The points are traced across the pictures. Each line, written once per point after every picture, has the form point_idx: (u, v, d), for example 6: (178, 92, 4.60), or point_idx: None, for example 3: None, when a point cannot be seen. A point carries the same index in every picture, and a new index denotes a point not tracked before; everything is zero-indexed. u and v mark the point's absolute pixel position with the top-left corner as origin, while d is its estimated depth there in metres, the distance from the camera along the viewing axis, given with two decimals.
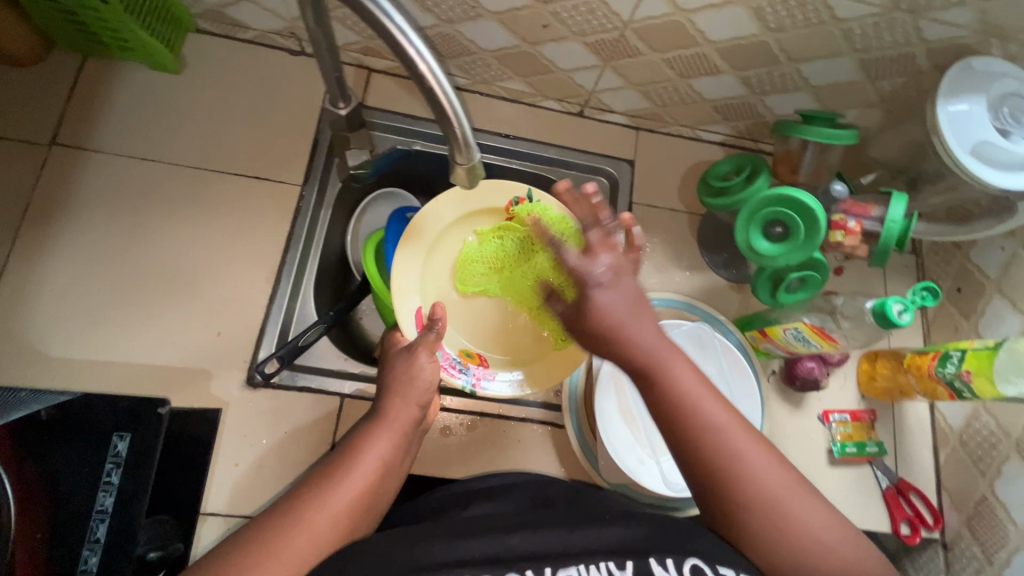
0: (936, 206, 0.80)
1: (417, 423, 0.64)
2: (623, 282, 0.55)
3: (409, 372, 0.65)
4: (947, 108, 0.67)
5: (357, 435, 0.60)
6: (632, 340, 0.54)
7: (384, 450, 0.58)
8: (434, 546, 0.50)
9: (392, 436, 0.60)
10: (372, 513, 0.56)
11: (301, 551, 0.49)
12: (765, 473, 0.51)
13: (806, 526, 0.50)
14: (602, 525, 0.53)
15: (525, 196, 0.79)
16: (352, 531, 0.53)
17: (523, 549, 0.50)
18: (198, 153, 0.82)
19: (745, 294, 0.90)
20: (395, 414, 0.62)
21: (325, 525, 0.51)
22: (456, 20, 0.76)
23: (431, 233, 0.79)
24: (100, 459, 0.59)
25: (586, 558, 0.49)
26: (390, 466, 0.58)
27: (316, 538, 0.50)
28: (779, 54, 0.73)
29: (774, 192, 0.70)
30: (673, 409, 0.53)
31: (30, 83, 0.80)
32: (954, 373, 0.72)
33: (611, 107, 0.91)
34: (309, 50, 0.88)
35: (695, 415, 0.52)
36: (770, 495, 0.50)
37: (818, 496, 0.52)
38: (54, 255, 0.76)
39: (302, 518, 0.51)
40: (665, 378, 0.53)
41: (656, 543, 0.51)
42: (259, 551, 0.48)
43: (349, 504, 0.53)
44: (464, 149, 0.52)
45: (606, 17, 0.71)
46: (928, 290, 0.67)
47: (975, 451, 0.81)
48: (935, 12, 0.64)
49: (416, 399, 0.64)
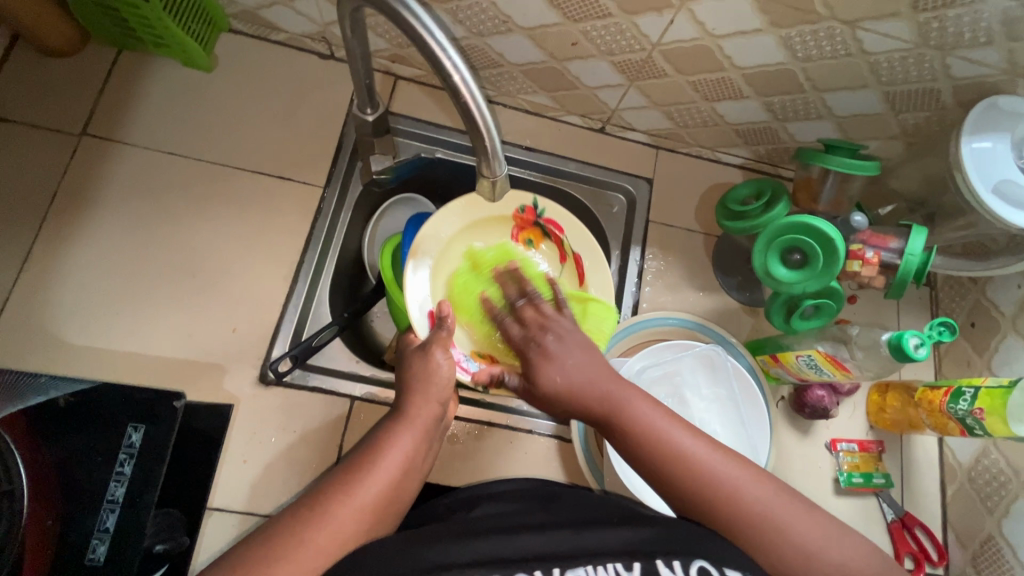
0: (953, 240, 0.81)
1: (439, 419, 0.63)
2: (567, 339, 0.60)
3: (428, 371, 0.64)
4: (970, 145, 0.68)
5: (378, 429, 0.59)
6: (585, 389, 0.56)
7: (408, 447, 0.57)
8: (444, 546, 0.52)
9: (413, 432, 0.59)
10: (398, 506, 0.55)
11: (326, 545, 0.49)
12: (748, 488, 0.52)
13: (805, 540, 0.50)
14: (614, 529, 0.54)
15: (532, 205, 0.80)
16: (376, 527, 0.52)
17: (533, 549, 0.52)
18: (225, 150, 0.84)
19: (757, 317, 0.90)
20: (417, 411, 0.61)
21: (350, 520, 0.51)
22: (486, 33, 0.77)
23: (440, 241, 0.79)
24: (113, 449, 0.60)
25: (596, 559, 0.51)
26: (414, 463, 0.57)
27: (341, 533, 0.50)
28: (804, 83, 0.73)
29: (793, 219, 0.70)
30: (645, 444, 0.54)
31: (65, 73, 0.82)
32: (966, 410, 0.72)
33: (633, 125, 0.92)
34: (338, 54, 0.89)
35: (668, 447, 0.53)
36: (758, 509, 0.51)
37: (826, 527, 0.52)
38: (79, 243, 0.77)
39: (326, 511, 0.50)
40: (630, 415, 0.55)
41: (664, 545, 0.51)
42: (284, 543, 0.48)
43: (374, 500, 0.52)
44: (491, 162, 0.52)
45: (635, 38, 0.72)
46: (945, 325, 0.68)
47: (983, 488, 0.81)
48: (964, 51, 0.64)
49: (437, 396, 0.63)
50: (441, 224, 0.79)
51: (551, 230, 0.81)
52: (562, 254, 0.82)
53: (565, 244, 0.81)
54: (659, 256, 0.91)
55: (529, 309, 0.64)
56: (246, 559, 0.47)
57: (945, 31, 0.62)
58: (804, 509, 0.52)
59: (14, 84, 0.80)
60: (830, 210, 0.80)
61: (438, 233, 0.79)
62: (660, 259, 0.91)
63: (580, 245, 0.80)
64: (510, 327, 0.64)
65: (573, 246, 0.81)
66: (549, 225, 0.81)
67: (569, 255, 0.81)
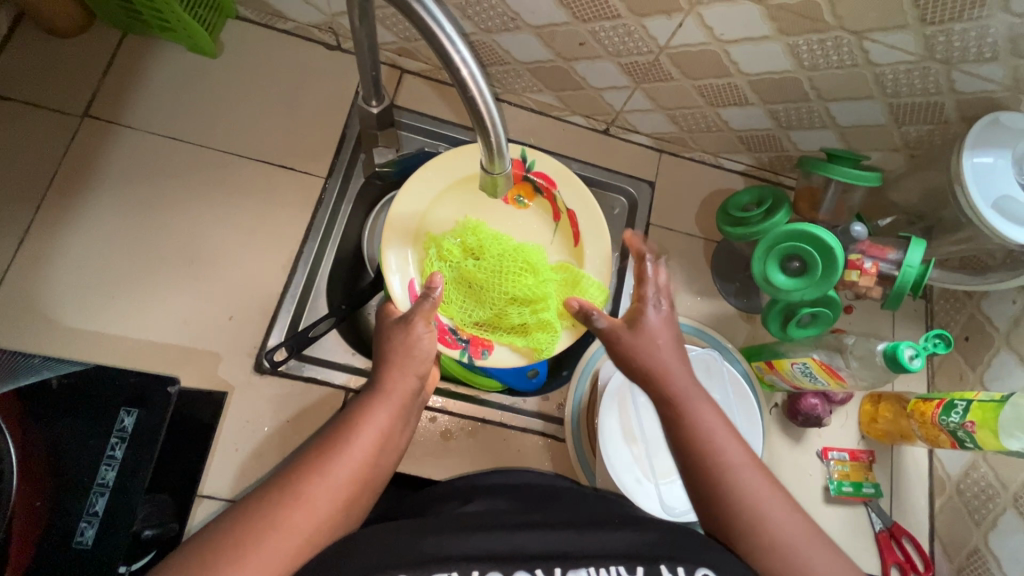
0: (950, 254, 0.81)
1: (416, 394, 0.62)
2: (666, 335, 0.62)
3: (407, 344, 0.63)
4: (971, 159, 0.68)
5: (353, 405, 0.58)
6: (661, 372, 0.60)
7: (383, 423, 0.56)
8: (442, 538, 0.50)
9: (389, 407, 0.58)
10: (376, 482, 0.55)
11: (303, 525, 0.48)
12: (778, 517, 0.52)
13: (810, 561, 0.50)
14: (614, 532, 0.52)
15: (519, 157, 0.79)
16: (352, 504, 0.52)
17: (532, 549, 0.50)
18: (227, 137, 0.83)
19: (753, 324, 0.90)
20: (394, 385, 0.60)
21: (327, 498, 0.50)
22: (494, 29, 0.77)
23: (418, 209, 0.80)
24: (105, 433, 0.60)
25: (596, 561, 0.50)
26: (388, 438, 0.56)
27: (317, 512, 0.49)
28: (809, 92, 0.74)
29: (793, 227, 0.71)
30: (699, 444, 0.55)
31: (68, 53, 0.81)
32: (957, 423, 0.72)
33: (637, 127, 0.92)
34: (345, 45, 0.89)
35: (715, 453, 0.54)
36: (781, 537, 0.51)
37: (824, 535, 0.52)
38: (77, 225, 0.76)
39: (303, 491, 0.49)
40: (693, 413, 0.57)
41: (663, 550, 0.50)
42: (261, 526, 0.47)
43: (350, 476, 0.52)
44: (497, 158, 0.52)
45: (643, 40, 0.72)
46: (941, 338, 0.68)
47: (971, 501, 0.82)
48: (968, 65, 0.64)
49: (415, 369, 0.62)
50: (413, 198, 0.79)
51: (542, 185, 0.82)
52: (557, 210, 0.83)
53: (557, 199, 0.82)
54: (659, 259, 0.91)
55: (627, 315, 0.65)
56: (224, 539, 0.46)
57: (951, 46, 0.62)
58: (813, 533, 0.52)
59: (16, 62, 0.79)
60: (830, 219, 0.81)
61: (412, 205, 0.79)
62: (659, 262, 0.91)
63: (572, 201, 0.80)
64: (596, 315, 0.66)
65: (567, 202, 0.81)
66: (538, 179, 0.81)
67: (563, 212, 0.82)
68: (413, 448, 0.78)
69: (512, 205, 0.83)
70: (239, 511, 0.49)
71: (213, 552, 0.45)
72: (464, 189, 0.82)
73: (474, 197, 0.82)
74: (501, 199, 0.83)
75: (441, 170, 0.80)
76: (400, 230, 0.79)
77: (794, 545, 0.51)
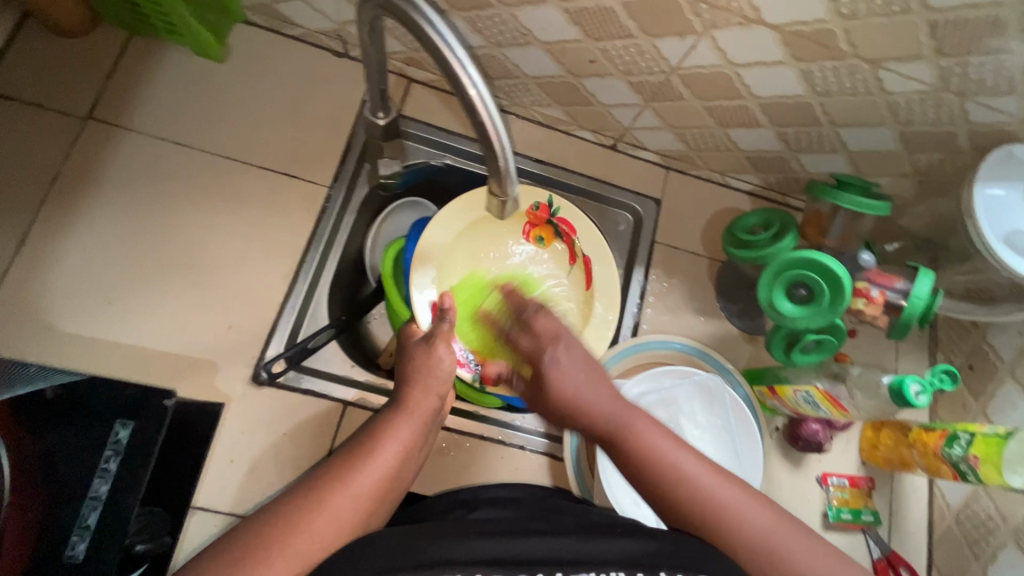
0: (957, 284, 0.80)
1: (437, 412, 0.63)
2: (576, 358, 0.59)
3: (429, 364, 0.65)
4: (983, 190, 0.68)
5: (376, 419, 0.59)
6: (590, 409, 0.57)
7: (405, 436, 0.57)
8: (444, 544, 0.48)
9: (411, 423, 0.59)
10: (394, 494, 0.55)
11: (319, 529, 0.48)
12: (751, 514, 0.52)
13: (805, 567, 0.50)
14: (617, 540, 0.51)
15: (546, 203, 0.82)
16: (372, 514, 0.52)
17: (535, 554, 0.48)
18: (231, 143, 0.82)
19: (756, 346, 0.89)
20: (416, 401, 0.61)
21: (349, 505, 0.50)
22: (504, 44, 0.77)
23: (444, 242, 0.81)
24: (100, 445, 0.59)
25: (600, 567, 0.48)
26: (410, 452, 0.57)
27: (339, 518, 0.49)
28: (821, 117, 0.73)
29: (800, 255, 0.70)
30: (650, 475, 0.54)
31: (73, 54, 0.80)
32: (960, 456, 0.71)
33: (645, 144, 0.91)
34: (353, 53, 0.88)
35: (670, 475, 0.53)
36: (759, 536, 0.51)
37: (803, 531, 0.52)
38: (77, 229, 0.76)
39: (322, 498, 0.50)
40: (635, 439, 0.55)
41: (667, 558, 0.48)
42: (278, 530, 0.47)
43: (372, 487, 0.52)
44: (504, 182, 0.51)
45: (655, 60, 0.71)
46: (948, 373, 0.68)
47: (971, 533, 0.81)
48: (983, 97, 0.63)
49: (437, 388, 0.63)
50: (438, 232, 0.80)
51: (563, 230, 0.83)
52: (573, 253, 0.83)
53: (576, 244, 0.83)
54: (663, 277, 0.90)
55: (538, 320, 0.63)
56: (242, 541, 0.46)
57: (967, 77, 0.61)
58: (798, 531, 0.52)
59: (21, 61, 0.78)
60: (838, 245, 0.80)
61: (440, 238, 0.80)
62: (663, 280, 0.90)
63: (591, 249, 0.82)
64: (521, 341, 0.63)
65: (585, 248, 0.82)
66: (561, 225, 0.83)
67: (579, 257, 0.83)
68: None
69: (533, 243, 0.86)
70: (258, 518, 0.49)
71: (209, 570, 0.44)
72: (482, 227, 0.84)
73: (493, 235, 0.85)
74: (523, 236, 0.86)
75: (463, 210, 0.81)
76: (426, 265, 0.79)
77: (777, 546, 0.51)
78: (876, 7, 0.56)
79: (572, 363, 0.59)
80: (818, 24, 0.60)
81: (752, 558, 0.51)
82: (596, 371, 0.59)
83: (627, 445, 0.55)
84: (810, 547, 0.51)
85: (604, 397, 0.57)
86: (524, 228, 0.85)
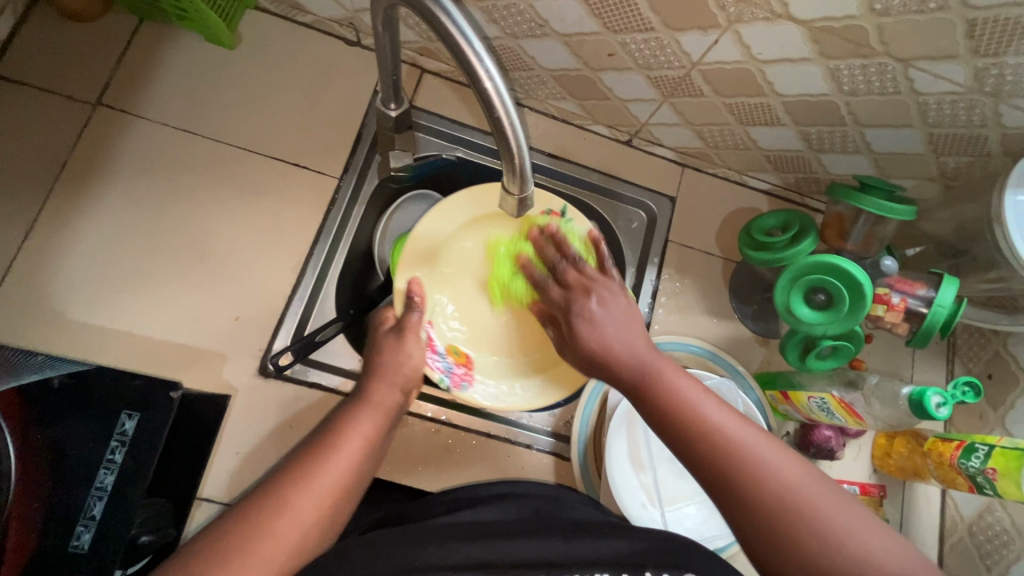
0: (980, 292, 0.78)
1: (401, 406, 0.62)
2: (610, 305, 0.59)
3: (394, 357, 0.63)
4: (1014, 198, 0.66)
5: (338, 415, 0.57)
6: (620, 361, 0.55)
7: (367, 429, 0.56)
8: (431, 549, 0.50)
9: (374, 419, 0.57)
10: (358, 491, 0.53)
11: (283, 532, 0.47)
12: (783, 468, 0.48)
13: (833, 527, 0.45)
14: (600, 541, 0.51)
15: (559, 211, 0.74)
16: (336, 513, 0.50)
17: (516, 557, 0.49)
18: (241, 132, 0.81)
19: (770, 349, 0.88)
20: (380, 396, 0.59)
21: (309, 505, 0.49)
22: (521, 35, 0.75)
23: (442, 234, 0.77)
24: (105, 435, 0.59)
25: (582, 569, 0.49)
26: (373, 447, 0.56)
27: (302, 519, 0.48)
28: (846, 116, 0.71)
29: (819, 259, 0.68)
30: (677, 418, 0.51)
31: (82, 38, 0.79)
32: (977, 469, 0.69)
33: (661, 140, 0.89)
34: (366, 42, 0.87)
35: (695, 418, 0.50)
36: (790, 492, 0.47)
37: (843, 496, 0.48)
38: (85, 217, 0.75)
39: (286, 498, 0.48)
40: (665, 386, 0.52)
41: (651, 558, 0.49)
42: (244, 534, 0.46)
43: (334, 486, 0.50)
44: (518, 179, 0.49)
45: (675, 54, 0.69)
46: (971, 386, 0.66)
47: (983, 545, 0.80)
48: (1018, 100, 0.61)
49: (401, 382, 0.62)
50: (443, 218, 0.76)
51: None
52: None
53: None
54: (676, 277, 0.89)
55: (571, 272, 0.63)
56: (207, 546, 0.45)
57: (1002, 79, 0.59)
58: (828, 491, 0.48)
59: (29, 45, 0.77)
60: (858, 250, 0.78)
61: (436, 230, 0.76)
62: (676, 280, 0.89)
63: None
64: (551, 291, 0.64)
65: None
66: None
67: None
68: (415, 459, 0.77)
69: None
70: (235, 518, 0.47)
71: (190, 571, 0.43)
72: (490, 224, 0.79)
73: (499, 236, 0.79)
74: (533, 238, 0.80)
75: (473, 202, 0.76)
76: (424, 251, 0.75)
77: (804, 498, 0.46)
78: (911, 4, 0.54)
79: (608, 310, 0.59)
80: (850, 21, 0.57)
81: (780, 514, 0.46)
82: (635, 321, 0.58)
83: (654, 388, 0.53)
84: (839, 507, 0.47)
85: (634, 345, 0.56)
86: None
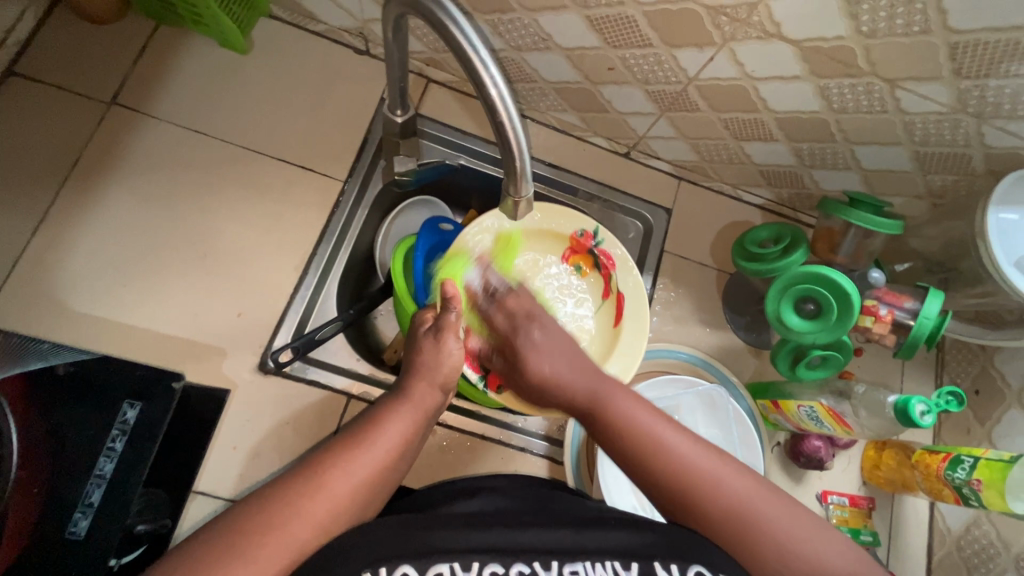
0: (966, 307, 0.80)
1: (438, 407, 0.62)
2: (553, 331, 0.62)
3: (437, 356, 0.63)
4: (996, 215, 0.68)
5: (376, 408, 0.58)
6: (570, 389, 0.58)
7: (405, 427, 0.56)
8: (443, 534, 0.50)
9: (411, 415, 0.57)
10: (391, 482, 0.54)
11: (312, 511, 0.47)
12: (729, 481, 0.53)
13: (781, 530, 0.51)
14: (619, 532, 0.52)
15: (591, 232, 0.80)
16: (368, 500, 0.51)
17: (532, 544, 0.51)
18: (250, 134, 0.84)
19: (762, 360, 0.89)
20: (419, 395, 0.59)
21: (341, 492, 0.49)
22: (524, 48, 0.78)
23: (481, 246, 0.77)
24: (108, 423, 0.60)
25: (593, 556, 0.50)
26: (409, 443, 0.56)
27: (334, 501, 0.48)
28: (836, 134, 0.73)
29: (807, 269, 0.70)
30: (633, 442, 0.54)
31: (99, 39, 0.82)
32: (963, 480, 0.71)
33: (659, 154, 0.91)
34: (374, 51, 0.90)
35: (647, 438, 0.54)
36: (736, 500, 0.52)
37: (789, 500, 0.53)
38: (94, 212, 0.77)
39: (323, 480, 0.49)
40: (614, 410, 0.56)
41: (662, 549, 0.50)
42: (273, 509, 0.46)
43: (366, 475, 0.51)
44: (519, 181, 0.52)
45: (673, 70, 0.72)
46: (954, 395, 0.68)
47: (971, 558, 0.81)
48: (1000, 121, 0.63)
49: (440, 381, 0.62)
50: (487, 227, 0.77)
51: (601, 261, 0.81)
52: (607, 287, 0.81)
53: (612, 279, 0.81)
54: (670, 286, 0.90)
55: (512, 299, 0.66)
56: (234, 518, 0.46)
57: (984, 100, 0.61)
58: (772, 492, 0.53)
59: (48, 45, 0.80)
60: (848, 262, 0.80)
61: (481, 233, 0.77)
62: (671, 289, 0.90)
63: (626, 284, 0.79)
64: (495, 317, 0.65)
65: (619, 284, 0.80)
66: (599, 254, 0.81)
67: (613, 291, 0.80)
68: None
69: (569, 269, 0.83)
70: (251, 495, 0.48)
71: (199, 555, 0.43)
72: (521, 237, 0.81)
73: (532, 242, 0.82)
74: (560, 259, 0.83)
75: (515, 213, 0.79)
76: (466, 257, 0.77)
77: (751, 508, 0.52)
78: (896, 27, 0.57)
79: (549, 340, 0.60)
80: (838, 41, 0.60)
81: (735, 520, 0.51)
82: (572, 346, 0.61)
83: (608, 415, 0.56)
84: (784, 511, 0.52)
85: (579, 375, 0.59)
86: (565, 253, 0.83)
